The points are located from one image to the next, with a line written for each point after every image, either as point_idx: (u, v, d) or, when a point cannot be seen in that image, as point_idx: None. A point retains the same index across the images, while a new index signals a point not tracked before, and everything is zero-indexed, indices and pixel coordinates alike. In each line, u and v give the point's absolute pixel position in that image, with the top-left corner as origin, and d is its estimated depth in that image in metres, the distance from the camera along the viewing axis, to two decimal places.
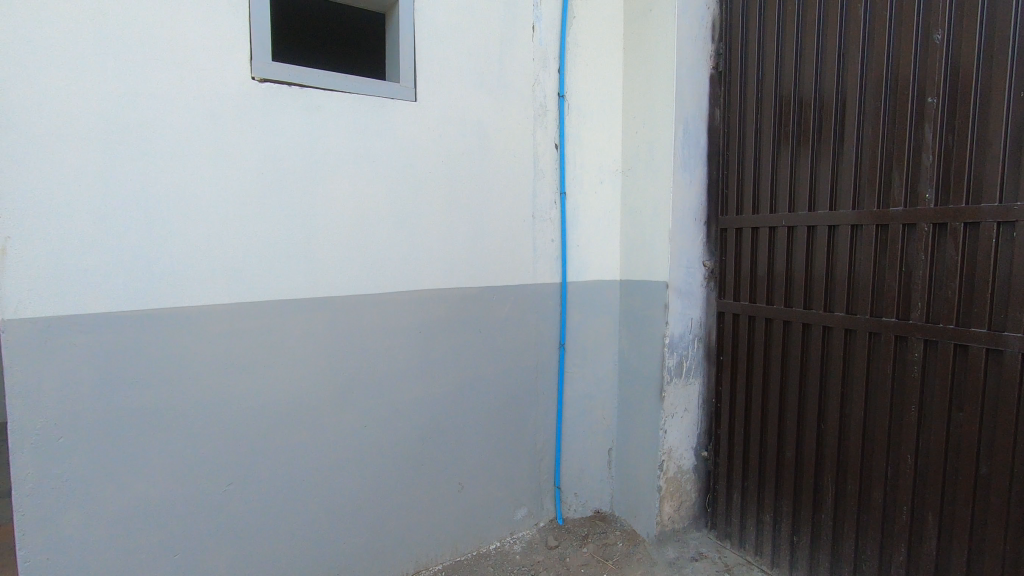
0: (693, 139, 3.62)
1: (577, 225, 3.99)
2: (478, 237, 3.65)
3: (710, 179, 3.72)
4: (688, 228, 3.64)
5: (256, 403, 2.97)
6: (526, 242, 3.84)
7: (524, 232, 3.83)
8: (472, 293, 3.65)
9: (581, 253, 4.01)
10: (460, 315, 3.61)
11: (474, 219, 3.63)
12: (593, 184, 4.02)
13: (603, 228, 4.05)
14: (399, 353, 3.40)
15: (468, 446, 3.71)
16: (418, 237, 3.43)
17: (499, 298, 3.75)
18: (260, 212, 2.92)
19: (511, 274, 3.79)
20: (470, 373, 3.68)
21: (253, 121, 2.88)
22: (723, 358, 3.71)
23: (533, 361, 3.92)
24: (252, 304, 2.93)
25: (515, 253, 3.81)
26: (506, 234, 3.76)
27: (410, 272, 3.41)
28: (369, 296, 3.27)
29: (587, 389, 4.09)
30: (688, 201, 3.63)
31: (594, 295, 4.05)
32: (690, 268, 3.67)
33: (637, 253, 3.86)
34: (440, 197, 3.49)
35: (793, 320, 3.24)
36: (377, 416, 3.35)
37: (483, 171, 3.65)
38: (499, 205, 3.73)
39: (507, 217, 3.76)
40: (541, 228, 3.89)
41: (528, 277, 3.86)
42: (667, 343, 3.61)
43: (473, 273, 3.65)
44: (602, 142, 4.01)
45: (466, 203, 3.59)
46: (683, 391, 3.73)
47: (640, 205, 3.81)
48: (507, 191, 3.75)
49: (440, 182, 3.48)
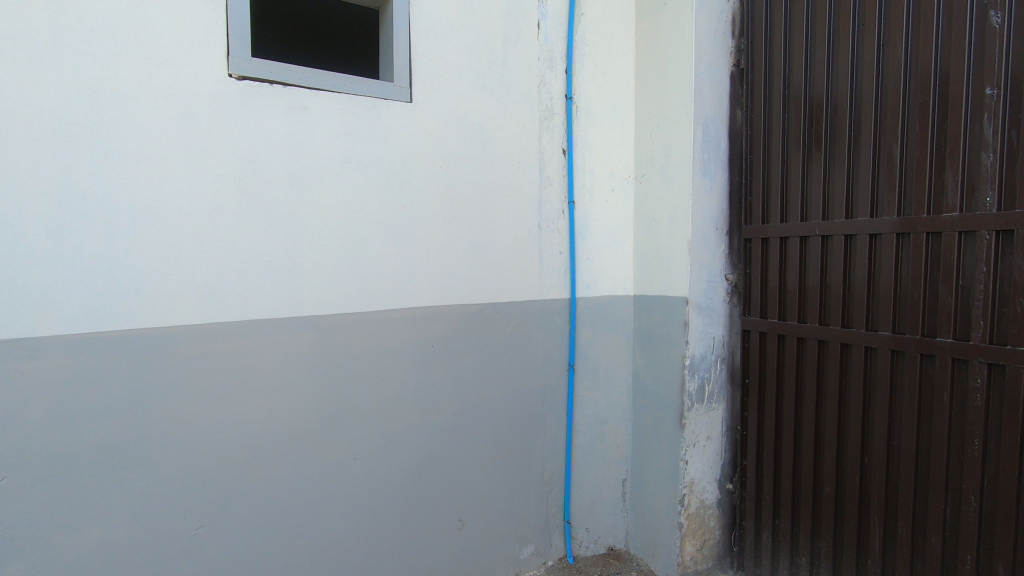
0: (713, 142, 3.32)
1: (587, 237, 3.69)
2: (479, 251, 3.36)
3: (731, 185, 3.41)
4: (708, 239, 3.33)
5: (232, 434, 2.67)
6: (531, 255, 3.54)
7: (529, 244, 3.54)
8: (473, 311, 3.34)
9: (591, 268, 3.71)
10: (459, 335, 3.30)
11: (474, 231, 3.34)
12: (604, 192, 3.71)
13: (614, 240, 3.74)
14: (391, 377, 3.09)
15: (469, 479, 3.39)
16: (413, 251, 3.14)
17: (502, 316, 3.45)
18: (238, 224, 2.65)
19: (515, 291, 3.50)
20: (471, 398, 3.37)
21: (230, 122, 2.61)
22: (749, 381, 3.37)
23: (539, 383, 3.61)
24: (227, 324, 2.64)
25: (520, 267, 3.51)
26: (509, 247, 3.47)
27: (404, 288, 3.12)
28: (358, 315, 2.98)
29: (599, 415, 3.75)
30: (709, 209, 3.32)
31: (606, 312, 3.73)
32: (712, 283, 3.35)
33: (652, 267, 3.54)
34: (437, 207, 3.20)
35: (829, 340, 2.90)
36: (368, 447, 3.04)
37: (485, 178, 3.36)
38: (502, 215, 3.44)
39: (510, 228, 3.47)
40: (548, 240, 3.60)
41: (534, 293, 3.55)
42: (688, 365, 3.29)
43: (474, 289, 3.35)
44: (613, 146, 3.71)
45: (465, 214, 3.30)
46: (705, 418, 3.39)
47: (655, 215, 3.50)
48: (510, 201, 3.47)
49: (437, 190, 3.20)
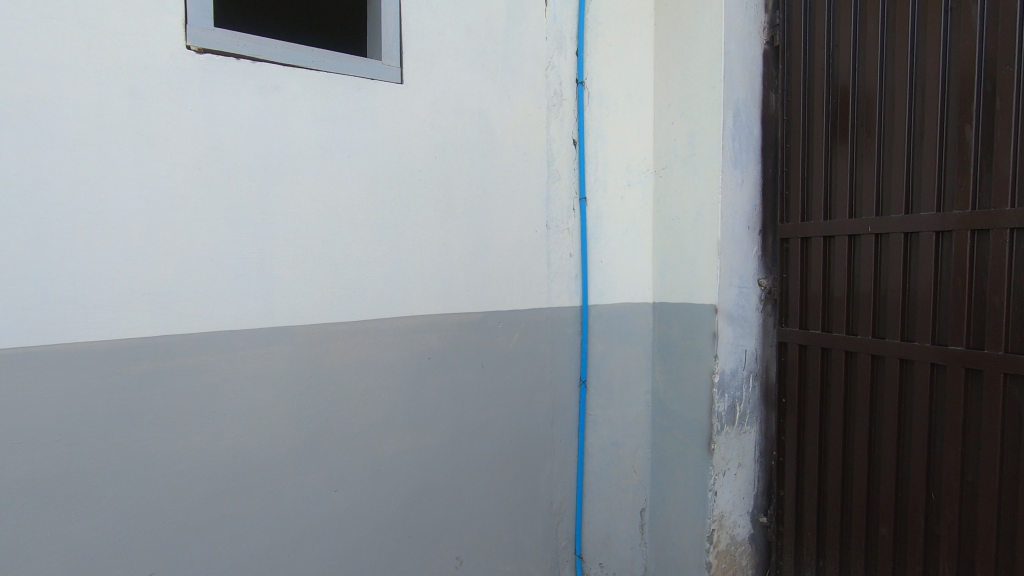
0: (745, 129, 2.93)
1: (600, 238, 3.31)
2: (479, 253, 2.98)
3: (765, 177, 3.00)
4: (740, 239, 2.93)
5: (191, 464, 2.30)
6: (537, 258, 3.17)
7: (535, 246, 3.16)
8: (472, 321, 2.96)
9: (604, 272, 3.32)
10: (455, 348, 2.91)
11: (474, 230, 2.96)
12: (619, 188, 3.32)
13: (631, 241, 3.34)
14: (378, 397, 2.71)
15: (469, 510, 3.00)
16: (404, 252, 2.76)
17: (506, 326, 3.07)
18: (198, 220, 2.28)
19: (520, 298, 3.11)
20: (469, 419, 2.98)
21: (189, 102, 2.26)
22: (786, 400, 2.97)
23: (547, 401, 3.22)
24: (185, 337, 2.27)
25: (525, 271, 3.13)
26: (513, 249, 3.09)
27: (393, 295, 2.74)
28: (339, 326, 2.60)
29: (614, 437, 3.35)
30: (740, 205, 2.93)
31: (621, 322, 3.33)
32: (743, 289, 2.96)
33: (673, 271, 3.15)
34: (431, 202, 2.82)
35: (886, 356, 2.50)
36: (352, 476, 2.66)
37: (486, 171, 2.99)
38: (505, 213, 3.06)
39: (513, 227, 3.09)
40: (556, 241, 3.22)
41: (540, 300, 3.18)
42: (717, 382, 2.89)
43: (472, 295, 2.97)
44: (630, 134, 3.31)
45: (463, 211, 2.92)
46: (736, 443, 2.99)
47: (677, 213, 3.12)
48: (514, 197, 3.09)
49: (431, 184, 2.82)
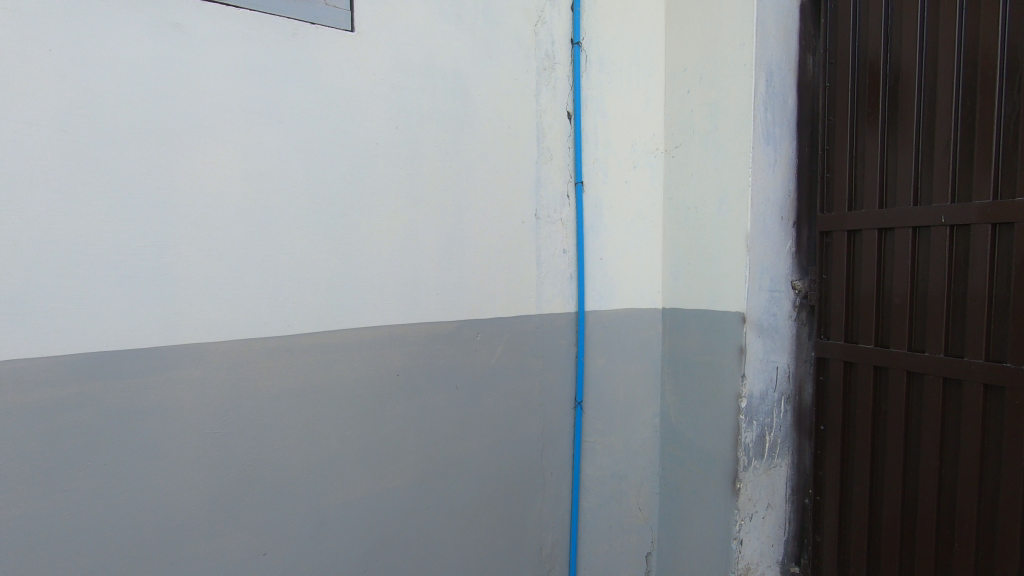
0: (779, 98, 2.39)
1: (600, 231, 2.76)
2: (455, 248, 2.41)
3: (801, 159, 2.48)
4: (773, 232, 2.40)
5: (61, 533, 1.69)
6: (525, 255, 2.61)
7: (522, 240, 2.61)
8: (444, 333, 2.39)
9: (605, 272, 2.77)
10: (424, 366, 2.34)
11: (447, 220, 2.39)
12: (623, 171, 2.77)
13: (636, 235, 2.80)
14: (323, 431, 2.13)
15: (442, 565, 2.43)
16: (357, 247, 2.17)
17: (486, 338, 2.51)
18: (67, 202, 1.67)
19: (505, 303, 2.56)
20: (442, 453, 2.41)
21: (51, 38, 1.64)
22: (826, 428, 2.45)
23: (536, 427, 2.67)
24: (48, 363, 1.65)
25: (510, 271, 2.57)
26: (495, 244, 2.53)
27: (343, 301, 2.15)
28: (271, 341, 2.02)
29: (615, 468, 2.82)
30: (774, 191, 2.39)
31: (625, 331, 2.79)
32: (776, 294, 2.43)
33: (689, 272, 2.61)
34: (392, 184, 2.24)
35: (964, 380, 1.98)
36: (290, 532, 2.08)
37: (462, 147, 2.42)
38: (486, 199, 2.50)
39: (497, 217, 2.53)
40: (548, 234, 2.68)
41: (529, 306, 2.63)
42: (745, 408, 2.37)
43: (445, 301, 2.40)
44: (636, 108, 2.77)
45: (434, 196, 2.35)
46: (765, 480, 2.46)
47: (692, 201, 2.58)
48: (497, 180, 2.52)
49: (393, 162, 2.24)
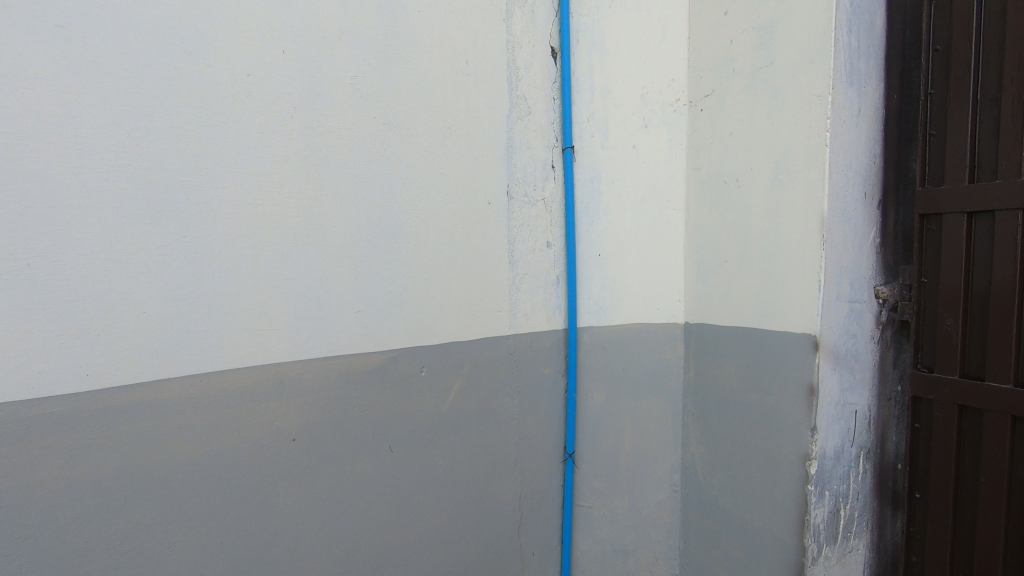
0: (865, 16, 1.61)
1: (598, 216, 1.98)
2: (387, 242, 1.61)
3: (888, 109, 1.72)
4: (855, 215, 1.64)
5: None
6: (494, 250, 1.85)
7: (489, 230, 1.83)
8: (370, 369, 1.59)
9: (605, 273, 2.00)
10: (336, 423, 1.53)
11: (372, 199, 1.57)
12: (629, 132, 1.98)
13: (649, 222, 2.00)
14: (166, 547, 1.27)
15: None
16: (214, 240, 1.32)
17: (436, 373, 1.72)
18: None
19: (464, 321, 1.78)
20: (371, 546, 1.62)
21: None
22: (925, 496, 1.71)
23: (513, 490, 1.93)
24: None
25: (472, 274, 1.80)
26: (449, 235, 1.74)
27: (194, 331, 1.30)
28: (47, 407, 1.12)
29: (620, 540, 2.06)
30: (857, 154, 1.62)
31: (633, 356, 2.02)
32: (856, 306, 1.67)
33: (726, 274, 1.83)
34: (279, 140, 1.41)
35: None
36: None
37: (396, 89, 1.60)
38: (435, 169, 1.70)
39: (451, 196, 1.74)
40: (524, 221, 1.92)
41: (499, 324, 1.86)
42: (816, 475, 1.61)
43: (368, 320, 1.58)
44: (648, 41, 1.96)
45: (349, 161, 1.53)
46: (839, 571, 1.72)
47: (733, 171, 1.79)
48: (450, 141, 1.73)
49: (280, 106, 1.40)
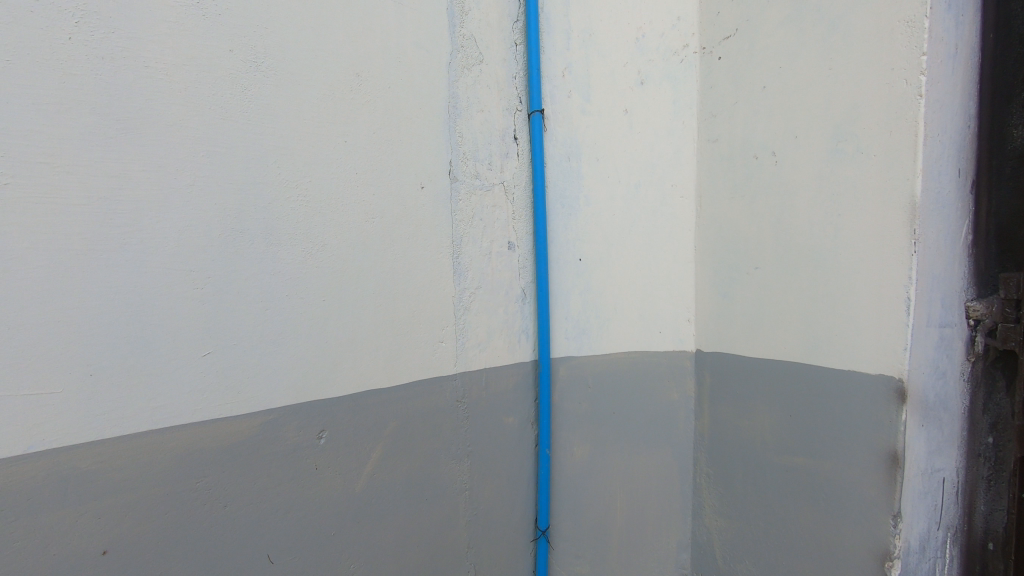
0: None
1: (577, 208, 1.46)
2: (256, 245, 1.03)
3: (985, 52, 1.22)
4: (948, 201, 1.13)
5: None
6: (431, 255, 1.30)
7: (424, 227, 1.28)
8: (230, 444, 1.02)
9: (588, 284, 1.48)
10: (171, 536, 0.96)
11: (230, 179, 1.00)
12: (619, 91, 1.45)
13: (647, 213, 1.47)
14: None
15: None
16: None
17: (342, 438, 1.17)
18: None
19: (386, 359, 1.23)
20: None
21: None
22: None
23: None
24: None
25: (399, 291, 1.24)
26: (362, 234, 1.18)
27: None
28: None
29: None
30: (952, 113, 1.11)
31: (625, 395, 1.50)
32: (947, 332, 1.17)
33: (757, 286, 1.32)
34: (44, 74, 0.82)
35: None
36: None
37: (268, 8, 1.03)
38: (337, 135, 1.13)
39: (363, 178, 1.18)
40: (476, 213, 1.37)
41: (439, 359, 1.32)
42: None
43: (226, 369, 1.01)
44: None
45: (185, 117, 0.95)
46: None
47: (768, 142, 1.27)
48: (360, 96, 1.17)
49: (43, 15, 0.81)
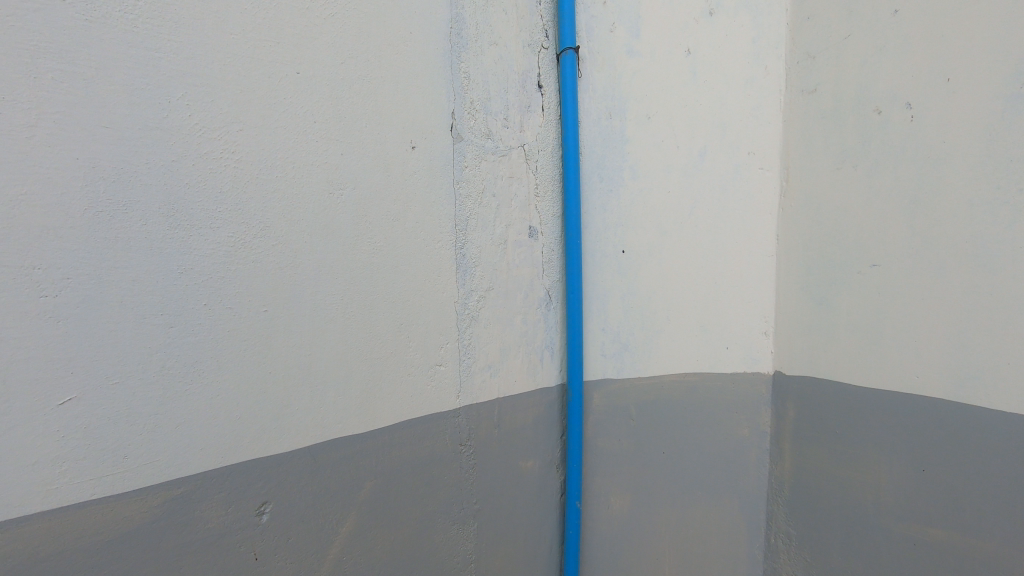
0: None
1: (619, 182, 1.10)
2: (149, 227, 0.65)
3: None
4: None
5: None
6: (425, 243, 0.92)
7: (414, 204, 0.90)
8: (110, 542, 0.64)
9: (633, 284, 1.12)
10: None
11: (104, 119, 0.62)
12: (678, 24, 1.08)
13: (713, 190, 1.11)
14: None
15: None
16: None
17: (294, 512, 0.80)
18: None
19: (360, 393, 0.86)
20: None
21: None
22: None
23: None
24: None
25: (379, 296, 0.87)
26: (324, 212, 0.80)
27: None
28: None
29: None
30: None
31: (679, 430, 1.14)
32: None
33: (874, 290, 0.96)
34: None
35: None
36: None
37: None
38: (285, 63, 0.75)
39: (327, 130, 0.80)
40: (487, 186, 1.00)
41: (436, 390, 0.95)
42: None
43: (100, 424, 0.63)
44: None
45: (17, 6, 0.55)
46: None
47: (898, 88, 0.91)
48: (321, 6, 0.78)
49: None
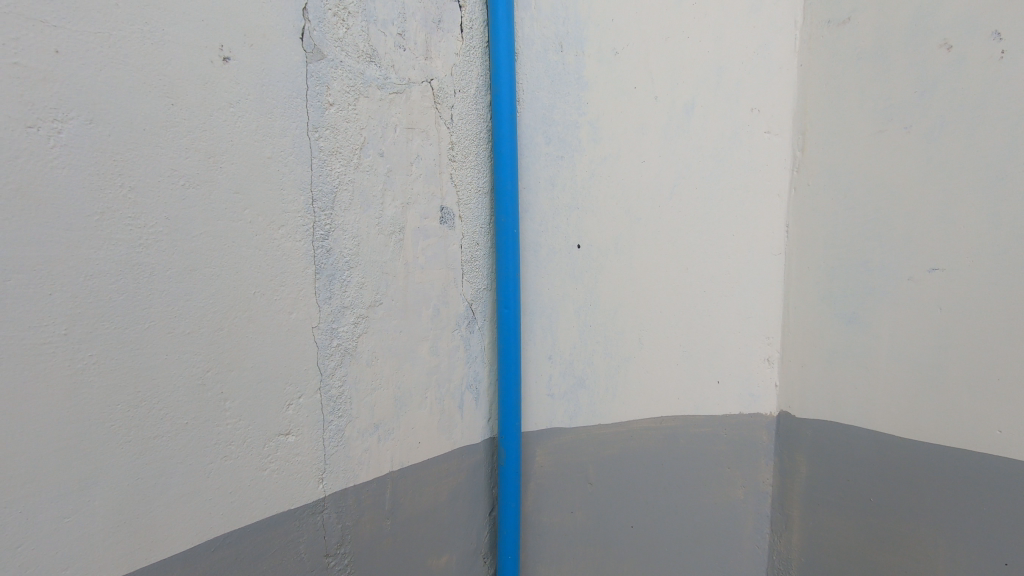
0: None
1: (573, 147, 0.76)
2: None
3: None
4: None
5: None
6: (255, 228, 0.53)
7: (229, 159, 0.51)
8: None
9: (591, 293, 0.79)
10: None
11: None
12: None
13: (704, 161, 0.79)
14: None
15: None
16: None
17: None
18: None
19: (122, 509, 0.46)
20: None
21: None
22: None
23: None
24: None
25: (156, 325, 0.47)
26: (18, 163, 0.40)
27: None
28: None
29: None
30: None
31: (653, 494, 0.83)
32: None
33: (934, 305, 0.67)
34: None
35: None
36: None
37: None
38: None
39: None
40: (370, 139, 0.62)
41: (281, 475, 0.57)
42: None
43: None
44: None
45: None
46: None
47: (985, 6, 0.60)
48: None
49: None
